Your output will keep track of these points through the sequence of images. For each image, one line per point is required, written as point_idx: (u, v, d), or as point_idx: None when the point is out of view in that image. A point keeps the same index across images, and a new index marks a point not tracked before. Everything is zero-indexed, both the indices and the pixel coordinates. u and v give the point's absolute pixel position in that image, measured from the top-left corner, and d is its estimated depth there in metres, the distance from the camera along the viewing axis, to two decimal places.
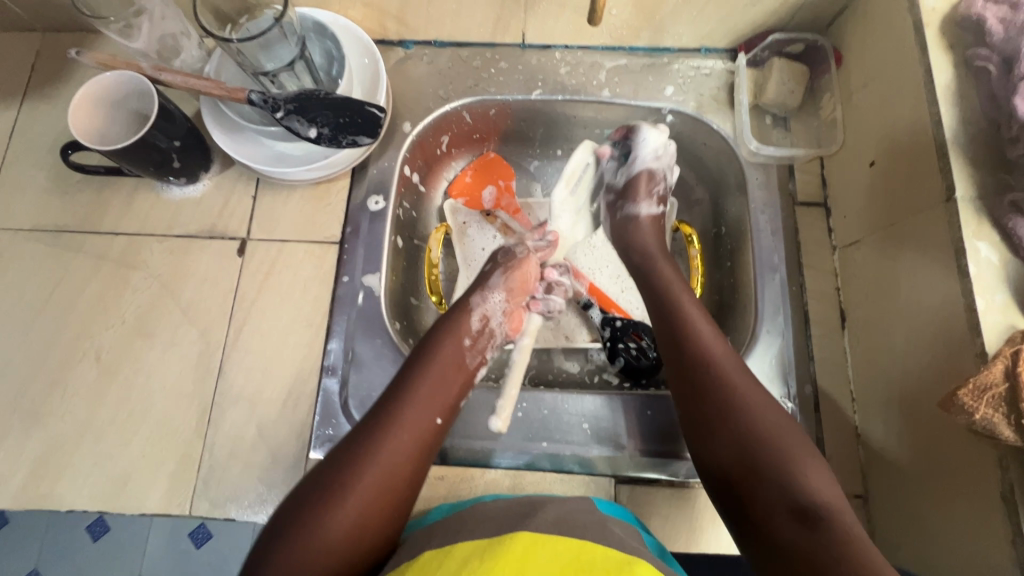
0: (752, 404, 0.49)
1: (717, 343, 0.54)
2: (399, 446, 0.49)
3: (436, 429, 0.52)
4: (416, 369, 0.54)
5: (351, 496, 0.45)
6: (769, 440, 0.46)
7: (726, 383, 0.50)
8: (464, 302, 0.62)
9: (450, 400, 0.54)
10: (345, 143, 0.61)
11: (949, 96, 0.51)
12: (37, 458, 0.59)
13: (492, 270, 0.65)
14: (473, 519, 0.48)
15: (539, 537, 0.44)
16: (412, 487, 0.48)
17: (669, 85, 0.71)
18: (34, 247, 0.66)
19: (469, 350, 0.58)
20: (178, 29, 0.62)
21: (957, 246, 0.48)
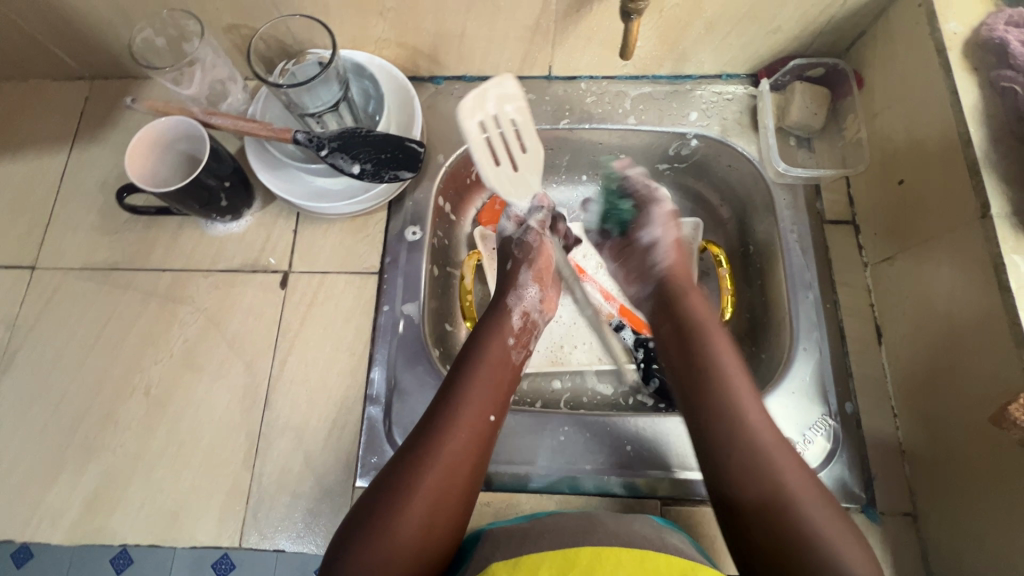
0: (762, 446, 0.50)
1: (765, 428, 0.51)
2: (460, 452, 0.51)
3: (491, 426, 0.54)
4: (468, 370, 0.56)
5: (414, 497, 0.48)
6: (754, 456, 0.49)
7: (774, 477, 0.48)
8: (501, 305, 0.63)
9: (501, 399, 0.56)
10: (387, 177, 0.63)
11: (976, 116, 0.53)
12: (92, 491, 0.61)
13: (515, 267, 0.66)
14: (535, 535, 0.49)
15: (606, 549, 0.45)
16: (474, 486, 0.51)
17: (693, 111, 0.73)
18: (86, 284, 0.68)
19: (514, 348, 0.60)
20: (226, 75, 0.66)
21: (996, 262, 0.49)
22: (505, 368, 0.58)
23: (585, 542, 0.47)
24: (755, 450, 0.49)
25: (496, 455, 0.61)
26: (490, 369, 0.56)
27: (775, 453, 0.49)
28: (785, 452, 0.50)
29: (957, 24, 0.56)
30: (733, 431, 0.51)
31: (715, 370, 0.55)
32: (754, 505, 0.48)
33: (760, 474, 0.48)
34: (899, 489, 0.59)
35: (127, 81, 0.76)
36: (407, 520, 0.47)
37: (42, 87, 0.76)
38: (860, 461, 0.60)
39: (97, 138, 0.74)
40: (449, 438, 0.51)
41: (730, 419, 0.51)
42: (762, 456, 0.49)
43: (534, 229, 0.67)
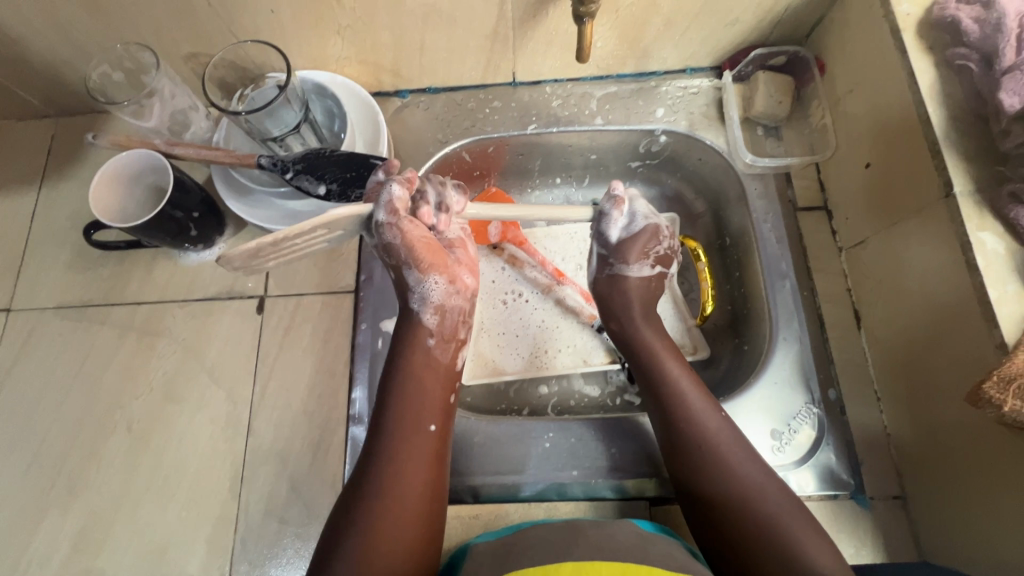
0: (723, 451, 0.53)
1: (708, 415, 0.55)
2: (406, 486, 0.49)
3: (439, 453, 0.53)
4: (400, 398, 0.53)
5: (374, 530, 0.47)
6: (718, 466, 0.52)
7: (717, 459, 0.52)
8: (406, 311, 0.58)
9: (444, 425, 0.55)
10: (354, 196, 0.63)
11: (934, 96, 0.53)
12: (79, 531, 0.60)
13: (398, 272, 0.56)
14: (518, 551, 0.49)
15: (587, 563, 0.45)
16: (432, 520, 0.50)
17: (659, 107, 0.73)
18: (62, 323, 0.68)
19: (440, 357, 0.57)
20: (187, 104, 0.65)
21: (962, 241, 0.49)
22: (444, 393, 0.56)
23: (567, 556, 0.46)
24: (698, 440, 0.54)
25: (483, 466, 0.61)
26: (420, 381, 0.55)
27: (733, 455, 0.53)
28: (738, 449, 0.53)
29: (910, 5, 0.56)
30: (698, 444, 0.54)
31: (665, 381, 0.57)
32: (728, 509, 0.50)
33: (724, 481, 0.52)
34: (887, 472, 0.59)
35: (92, 116, 0.75)
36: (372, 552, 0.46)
37: (8, 128, 0.76)
38: (846, 447, 0.59)
39: (66, 175, 0.74)
40: (395, 476, 0.49)
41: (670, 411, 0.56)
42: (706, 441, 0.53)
43: (388, 218, 0.52)
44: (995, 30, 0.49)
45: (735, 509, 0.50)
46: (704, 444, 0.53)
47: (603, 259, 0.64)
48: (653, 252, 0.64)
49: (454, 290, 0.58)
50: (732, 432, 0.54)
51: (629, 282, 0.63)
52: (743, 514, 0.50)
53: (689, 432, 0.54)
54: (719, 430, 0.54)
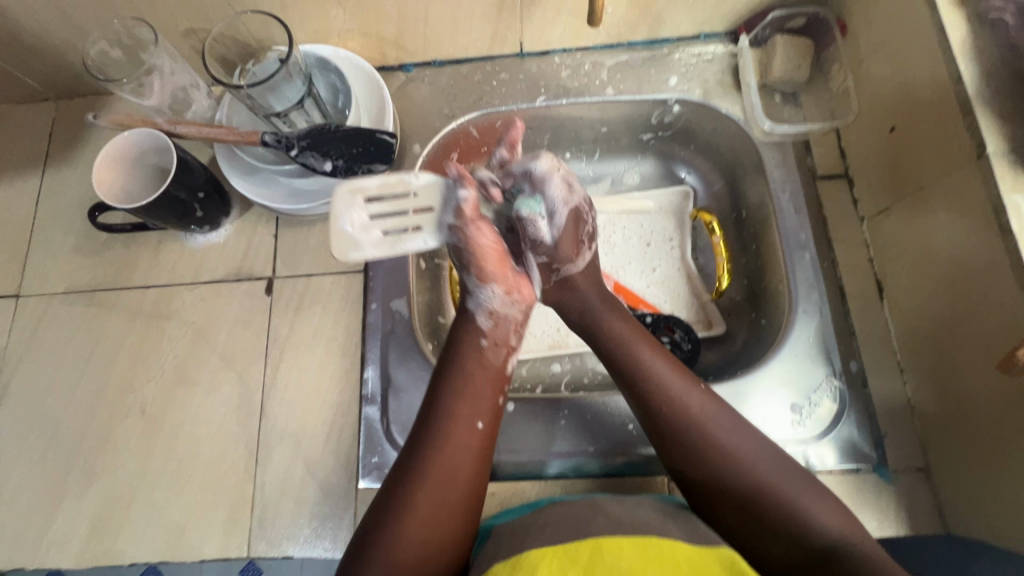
0: (725, 437, 0.50)
1: (690, 392, 0.53)
2: (453, 465, 0.49)
3: (483, 434, 0.52)
4: (448, 382, 0.54)
5: (414, 515, 0.47)
6: (717, 453, 0.50)
7: (705, 441, 0.50)
8: (463, 312, 0.60)
9: (491, 406, 0.54)
10: (360, 172, 0.62)
11: (965, 52, 0.50)
12: (97, 513, 0.60)
13: (462, 276, 0.60)
14: (537, 529, 0.48)
15: (607, 539, 0.44)
16: (475, 498, 0.50)
17: (673, 76, 0.71)
18: (71, 308, 0.68)
19: (489, 349, 0.57)
20: (188, 82, 0.64)
21: (995, 204, 0.47)
22: (485, 373, 0.55)
23: (587, 534, 0.46)
24: (693, 428, 0.51)
25: (498, 444, 0.61)
26: (470, 373, 0.54)
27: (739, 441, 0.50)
28: (739, 432, 0.51)
29: None
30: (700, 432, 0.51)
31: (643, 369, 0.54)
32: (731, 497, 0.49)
33: (731, 470, 0.49)
34: (910, 444, 0.58)
35: (92, 98, 0.74)
36: (410, 534, 0.46)
37: (8, 112, 0.75)
38: (867, 420, 0.58)
39: (69, 159, 0.73)
40: (439, 454, 0.49)
41: (655, 393, 0.53)
42: (691, 423, 0.51)
43: (455, 223, 0.57)
44: None
45: (739, 494, 0.49)
46: (694, 429, 0.51)
47: (546, 265, 0.61)
48: (580, 237, 0.62)
49: (513, 301, 0.59)
50: (720, 413, 0.52)
51: (577, 281, 0.62)
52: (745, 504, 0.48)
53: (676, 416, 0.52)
54: (714, 415, 0.51)
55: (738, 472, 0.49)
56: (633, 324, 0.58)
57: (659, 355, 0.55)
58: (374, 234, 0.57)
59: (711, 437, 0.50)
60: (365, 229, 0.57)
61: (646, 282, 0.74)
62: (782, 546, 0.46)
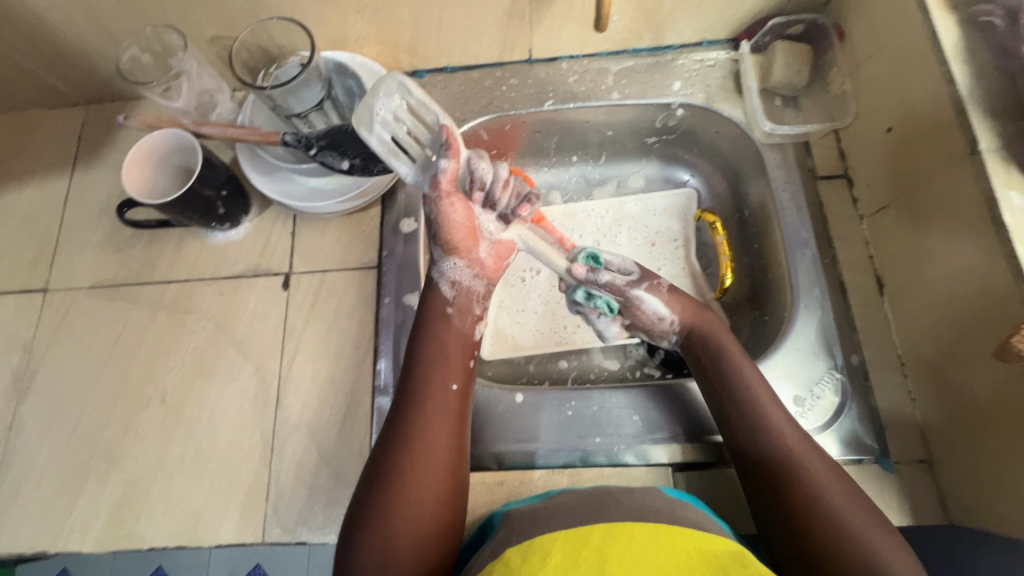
0: (810, 469, 0.51)
1: (774, 411, 0.54)
2: (431, 432, 0.51)
3: (456, 397, 0.54)
4: (422, 352, 0.56)
5: (401, 489, 0.49)
6: (795, 477, 0.50)
7: (787, 461, 0.51)
8: (428, 283, 0.60)
9: (461, 370, 0.56)
10: (377, 169, 0.66)
11: (957, 55, 0.52)
12: (118, 499, 0.62)
13: (432, 246, 0.60)
14: (548, 516, 0.50)
15: (616, 524, 0.46)
16: (460, 463, 0.52)
17: (676, 81, 0.73)
18: (97, 302, 0.70)
19: (457, 318, 0.59)
20: (213, 86, 0.68)
21: (989, 198, 0.49)
22: (458, 342, 0.57)
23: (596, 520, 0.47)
24: (771, 445, 0.52)
25: (507, 434, 0.62)
26: (450, 351, 0.56)
27: (816, 472, 0.51)
28: (827, 469, 0.51)
29: None
30: (776, 452, 0.52)
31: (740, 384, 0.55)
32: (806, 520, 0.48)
33: (807, 496, 0.49)
34: (911, 437, 0.58)
35: (119, 102, 0.77)
36: (399, 509, 0.48)
37: (40, 116, 0.78)
38: (868, 412, 0.59)
39: (96, 160, 0.76)
40: (421, 425, 0.51)
41: (728, 394, 0.56)
42: (772, 441, 0.52)
43: (431, 196, 0.55)
44: None
45: (814, 520, 0.48)
46: (766, 438, 0.53)
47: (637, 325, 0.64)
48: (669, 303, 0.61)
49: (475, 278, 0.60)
50: (798, 434, 0.53)
51: (660, 308, 0.61)
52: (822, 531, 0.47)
53: (752, 421, 0.54)
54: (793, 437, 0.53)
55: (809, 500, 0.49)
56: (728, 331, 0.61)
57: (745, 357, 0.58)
58: (382, 133, 0.51)
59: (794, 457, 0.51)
60: (384, 125, 0.52)
61: None
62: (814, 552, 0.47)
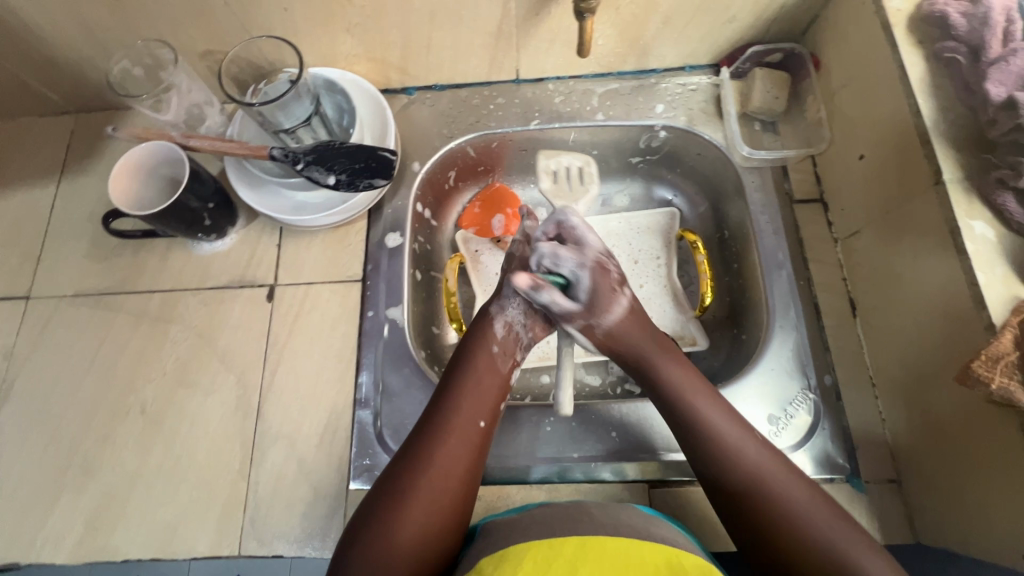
0: (784, 491, 0.49)
1: (728, 426, 0.52)
2: (450, 458, 0.51)
3: (482, 432, 0.54)
4: (455, 380, 0.56)
5: (410, 505, 0.48)
6: (767, 501, 0.48)
7: (752, 480, 0.49)
8: (485, 313, 0.61)
9: (492, 405, 0.56)
10: (362, 185, 0.66)
11: (924, 88, 0.55)
12: (94, 510, 0.62)
13: (501, 282, 0.62)
14: (522, 527, 0.50)
15: (592, 538, 0.46)
16: (469, 492, 0.52)
17: (659, 103, 0.75)
18: (79, 310, 0.70)
19: (501, 357, 0.59)
20: (202, 99, 0.69)
21: (952, 226, 0.50)
22: (493, 374, 0.57)
23: (570, 533, 0.48)
24: (737, 467, 0.50)
25: (486, 449, 0.62)
26: (482, 377, 0.56)
27: (790, 491, 0.49)
28: (802, 485, 0.49)
29: (901, 2, 0.58)
30: (738, 468, 0.50)
31: (682, 403, 0.54)
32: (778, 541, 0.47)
33: (786, 517, 0.47)
34: (882, 457, 0.60)
35: (109, 111, 0.78)
36: (407, 524, 0.48)
37: (29, 124, 0.79)
38: (840, 431, 0.60)
39: (84, 168, 0.76)
40: (442, 448, 0.52)
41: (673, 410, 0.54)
42: (732, 454, 0.51)
43: (521, 240, 0.64)
44: (981, 23, 0.51)
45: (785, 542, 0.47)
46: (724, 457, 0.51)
47: (584, 327, 0.57)
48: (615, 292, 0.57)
49: (528, 327, 0.61)
50: (767, 451, 0.51)
51: (613, 322, 0.57)
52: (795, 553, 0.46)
53: (723, 455, 0.51)
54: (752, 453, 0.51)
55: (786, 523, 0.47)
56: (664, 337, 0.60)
57: (679, 366, 0.57)
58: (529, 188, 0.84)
59: (755, 477, 0.50)
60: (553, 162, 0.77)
61: None
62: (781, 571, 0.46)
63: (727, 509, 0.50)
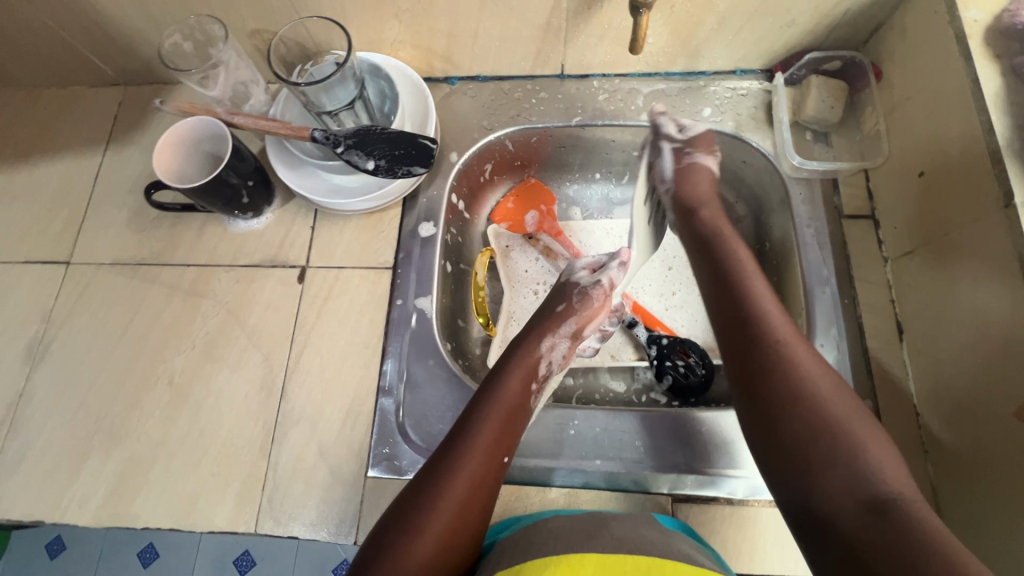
0: (842, 418, 0.49)
1: (787, 333, 0.55)
2: (472, 484, 0.51)
3: (505, 463, 0.54)
4: (487, 407, 0.55)
5: (427, 529, 0.48)
6: (827, 426, 0.48)
7: (808, 396, 0.50)
8: (531, 340, 0.62)
9: (517, 435, 0.56)
10: (400, 172, 0.65)
11: (998, 105, 0.52)
12: (117, 476, 0.63)
13: (558, 309, 0.64)
14: (541, 539, 0.49)
15: (609, 557, 0.45)
16: (486, 518, 0.52)
17: (706, 107, 0.73)
18: (116, 279, 0.71)
19: (534, 392, 0.60)
20: (248, 77, 0.69)
21: (1020, 252, 0.48)
22: (523, 408, 0.57)
23: (591, 548, 0.47)
24: (800, 379, 0.51)
25: None
26: (512, 409, 0.56)
27: (853, 418, 0.49)
28: (855, 411, 0.50)
29: (977, 12, 0.55)
30: (795, 381, 0.51)
31: (757, 314, 0.56)
32: (832, 466, 0.47)
33: (843, 443, 0.47)
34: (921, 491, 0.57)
35: (157, 86, 0.79)
36: (418, 547, 0.48)
37: (80, 93, 0.80)
38: None
39: (129, 140, 0.78)
40: (465, 472, 0.51)
41: (759, 333, 0.55)
42: (788, 364, 0.52)
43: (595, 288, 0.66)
44: None
45: (844, 459, 0.47)
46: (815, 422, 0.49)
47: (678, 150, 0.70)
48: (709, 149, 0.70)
49: (561, 364, 0.64)
50: (831, 377, 0.52)
51: (698, 168, 0.69)
52: (851, 478, 0.46)
53: (785, 363, 0.52)
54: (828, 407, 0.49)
55: (847, 451, 0.47)
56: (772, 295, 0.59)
57: (779, 308, 0.57)
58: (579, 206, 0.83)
59: (819, 400, 0.50)
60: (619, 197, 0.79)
61: (665, 305, 0.77)
62: (839, 503, 0.45)
63: (775, 440, 0.50)
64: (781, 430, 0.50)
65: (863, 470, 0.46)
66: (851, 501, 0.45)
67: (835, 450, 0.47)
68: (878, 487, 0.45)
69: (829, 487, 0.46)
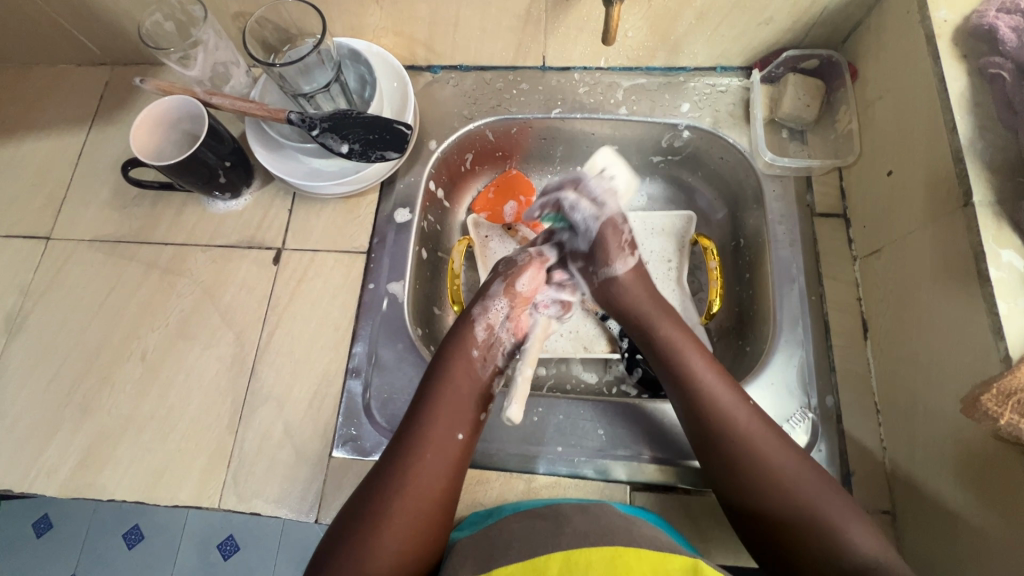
0: (803, 486, 0.50)
1: (734, 404, 0.54)
2: (426, 474, 0.52)
3: (459, 444, 0.55)
4: (435, 391, 0.57)
5: (386, 523, 0.49)
6: (795, 498, 0.50)
7: (768, 474, 0.51)
8: (467, 318, 0.63)
9: (472, 416, 0.57)
10: (374, 157, 0.66)
11: (963, 104, 0.52)
12: (86, 449, 0.64)
13: (492, 280, 0.65)
14: (503, 544, 0.49)
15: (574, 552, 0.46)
16: (449, 503, 0.53)
17: (685, 102, 0.73)
18: (94, 255, 0.72)
19: (478, 364, 0.60)
20: (229, 58, 0.69)
21: (977, 251, 0.48)
22: (471, 384, 0.58)
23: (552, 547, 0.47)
24: (753, 462, 0.52)
25: None
26: (458, 390, 0.57)
27: (812, 485, 0.51)
28: (812, 476, 0.51)
29: (948, 12, 0.55)
30: (753, 463, 0.52)
31: (704, 395, 0.55)
32: (808, 538, 0.49)
33: (813, 520, 0.49)
34: (877, 486, 0.57)
35: (144, 67, 0.80)
36: (380, 547, 0.48)
37: (67, 71, 0.81)
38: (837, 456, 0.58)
39: (113, 119, 0.78)
40: (418, 460, 0.52)
41: (709, 409, 0.54)
42: (741, 444, 0.52)
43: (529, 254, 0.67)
44: None
45: (814, 532, 0.49)
46: (773, 480, 0.51)
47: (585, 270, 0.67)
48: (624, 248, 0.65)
49: (507, 328, 0.63)
50: (786, 447, 0.52)
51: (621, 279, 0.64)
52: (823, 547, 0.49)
53: (741, 448, 0.52)
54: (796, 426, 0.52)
55: (820, 527, 0.49)
56: (715, 368, 0.57)
57: (720, 376, 0.56)
58: None
59: (782, 481, 0.51)
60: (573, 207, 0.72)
61: None
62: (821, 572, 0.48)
63: (749, 519, 0.51)
64: (753, 509, 0.51)
65: (835, 540, 0.48)
66: (828, 567, 0.48)
67: (806, 525, 0.49)
68: (851, 555, 0.48)
69: (810, 557, 0.49)
